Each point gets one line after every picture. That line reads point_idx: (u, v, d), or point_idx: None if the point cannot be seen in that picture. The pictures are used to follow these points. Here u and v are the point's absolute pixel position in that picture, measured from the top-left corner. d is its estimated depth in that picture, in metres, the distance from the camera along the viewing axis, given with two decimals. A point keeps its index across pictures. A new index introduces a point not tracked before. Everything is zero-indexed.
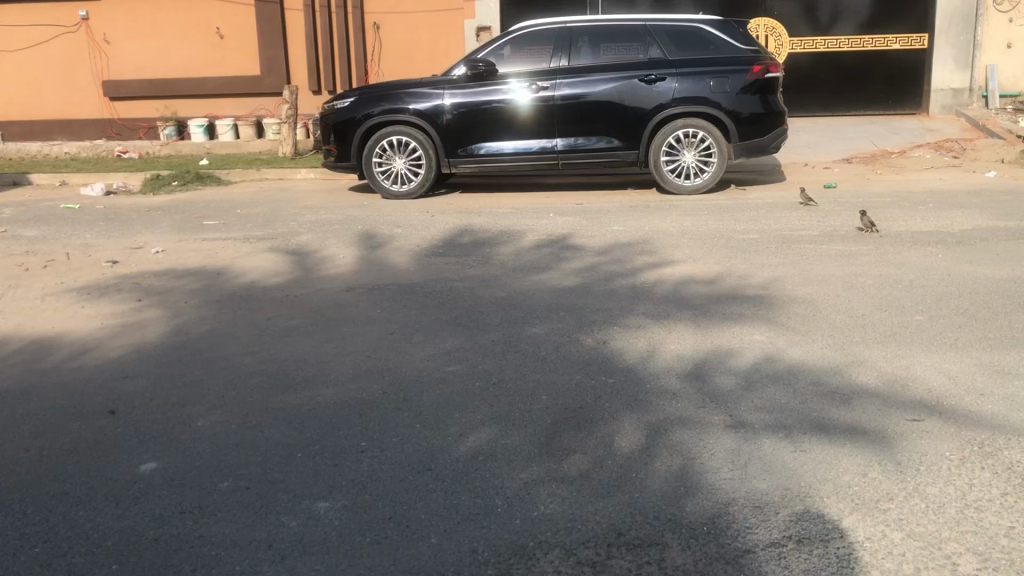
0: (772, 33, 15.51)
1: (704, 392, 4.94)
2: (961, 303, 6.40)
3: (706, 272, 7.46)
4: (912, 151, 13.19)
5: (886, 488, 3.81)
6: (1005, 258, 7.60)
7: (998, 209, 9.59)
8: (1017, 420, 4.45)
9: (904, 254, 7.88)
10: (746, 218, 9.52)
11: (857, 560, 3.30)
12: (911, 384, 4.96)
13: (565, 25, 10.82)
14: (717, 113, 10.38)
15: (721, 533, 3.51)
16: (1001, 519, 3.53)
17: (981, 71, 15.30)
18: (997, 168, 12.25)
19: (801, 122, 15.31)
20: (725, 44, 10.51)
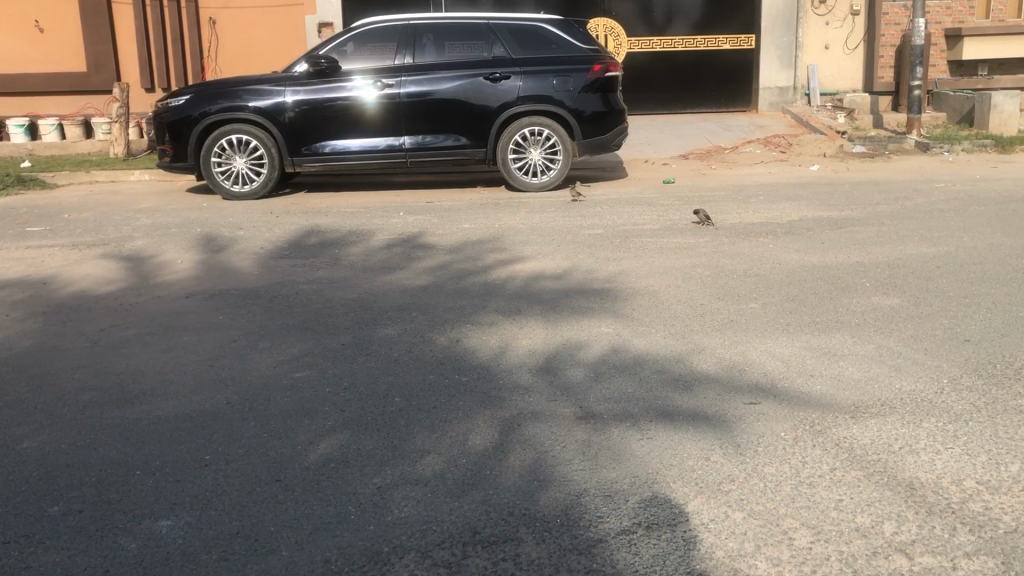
0: (611, 32, 15.91)
1: (555, 385, 5.02)
2: (790, 290, 6.78)
3: (554, 267, 7.59)
4: (743, 146, 13.87)
5: (728, 470, 3.98)
6: (827, 246, 8.12)
7: (821, 200, 10.21)
8: (843, 398, 4.75)
9: (739, 245, 8.28)
10: (591, 213, 9.75)
11: (702, 542, 3.43)
12: (747, 368, 5.21)
13: (408, 23, 10.74)
14: (561, 112, 10.57)
15: (574, 524, 3.57)
16: (831, 493, 3.75)
17: (803, 70, 16.31)
18: (820, 162, 13.06)
19: (640, 120, 15.81)
20: (566, 43, 10.72)
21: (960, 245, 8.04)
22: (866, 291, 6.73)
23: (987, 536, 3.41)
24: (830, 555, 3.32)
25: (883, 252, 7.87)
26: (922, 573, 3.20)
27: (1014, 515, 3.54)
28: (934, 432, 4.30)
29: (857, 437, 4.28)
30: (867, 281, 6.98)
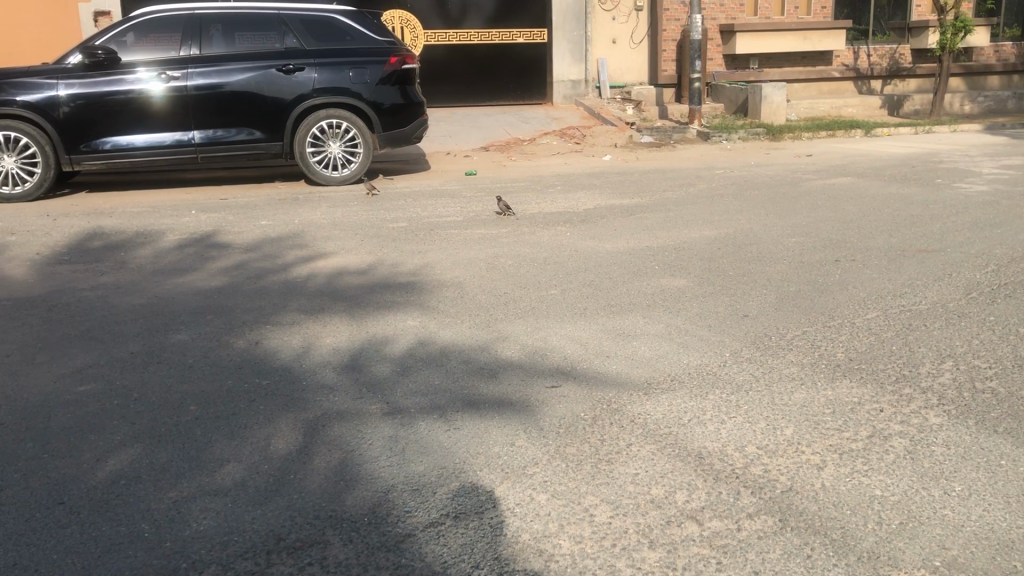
0: (407, 25, 15.87)
1: (361, 382, 4.95)
2: (587, 276, 7.03)
3: (357, 262, 7.49)
4: (540, 138, 14.24)
5: (532, 454, 4.08)
6: (621, 233, 8.47)
7: (615, 189, 10.66)
8: (638, 376, 4.98)
9: (538, 233, 8.49)
10: (394, 206, 9.69)
11: (508, 527, 3.49)
12: (549, 353, 5.36)
13: (192, 12, 10.24)
14: (358, 104, 10.43)
15: (381, 521, 3.54)
16: (628, 468, 3.93)
17: (593, 65, 16.91)
18: (612, 152, 13.63)
19: (440, 112, 15.88)
20: (360, 35, 10.58)
21: (738, 227, 8.62)
22: (656, 273, 7.08)
23: (767, 496, 3.68)
24: (629, 527, 3.48)
25: (671, 236, 8.32)
26: (712, 536, 3.41)
27: (790, 475, 3.84)
28: (719, 403, 4.60)
29: (651, 413, 4.50)
30: (656, 264, 7.35)
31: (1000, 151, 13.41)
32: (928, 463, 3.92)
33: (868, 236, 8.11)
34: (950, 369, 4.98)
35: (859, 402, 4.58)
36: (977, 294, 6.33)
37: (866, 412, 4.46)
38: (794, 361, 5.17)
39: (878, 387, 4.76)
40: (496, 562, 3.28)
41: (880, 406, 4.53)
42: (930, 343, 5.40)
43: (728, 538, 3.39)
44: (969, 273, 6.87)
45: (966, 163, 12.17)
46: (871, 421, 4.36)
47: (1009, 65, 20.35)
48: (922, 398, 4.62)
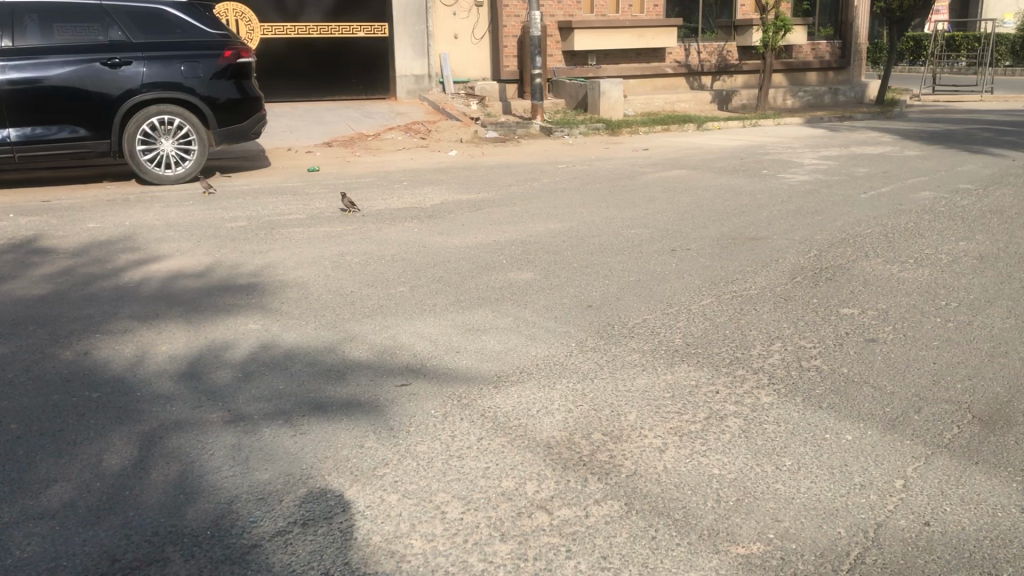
0: (242, 17, 15.32)
1: (200, 390, 4.75)
2: (435, 272, 7.01)
3: (195, 264, 7.18)
4: (385, 133, 14.10)
5: (381, 454, 4.03)
6: (468, 227, 8.49)
7: (460, 184, 10.69)
8: (487, 370, 5.02)
9: (384, 230, 8.39)
10: (233, 205, 9.36)
11: (358, 530, 3.44)
12: (397, 351, 5.32)
13: (2, 0, 9.49)
14: (192, 99, 10.00)
15: (225, 533, 3.42)
16: (478, 462, 3.95)
17: (435, 59, 16.94)
18: (458, 147, 13.65)
19: (279, 107, 15.44)
20: (191, 28, 10.15)
21: (581, 219, 8.82)
22: (502, 267, 7.14)
23: (613, 481, 3.78)
24: (480, 522, 3.50)
25: (518, 230, 8.41)
26: (561, 525, 3.47)
27: (634, 459, 3.96)
28: (566, 392, 4.69)
29: (500, 406, 4.54)
30: (503, 258, 7.41)
31: (819, 143, 14.31)
32: (761, 440, 4.13)
33: (702, 226, 8.47)
34: (779, 350, 5.27)
35: (697, 385, 4.78)
36: (802, 278, 6.72)
37: (704, 394, 4.66)
38: (636, 348, 5.33)
39: (714, 369, 4.99)
40: (346, 566, 3.22)
41: (716, 388, 4.74)
42: (760, 326, 5.70)
43: (577, 525, 3.46)
44: (793, 258, 7.29)
45: (790, 155, 12.92)
46: (709, 402, 4.56)
47: (825, 63, 21.71)
48: (754, 378, 4.86)
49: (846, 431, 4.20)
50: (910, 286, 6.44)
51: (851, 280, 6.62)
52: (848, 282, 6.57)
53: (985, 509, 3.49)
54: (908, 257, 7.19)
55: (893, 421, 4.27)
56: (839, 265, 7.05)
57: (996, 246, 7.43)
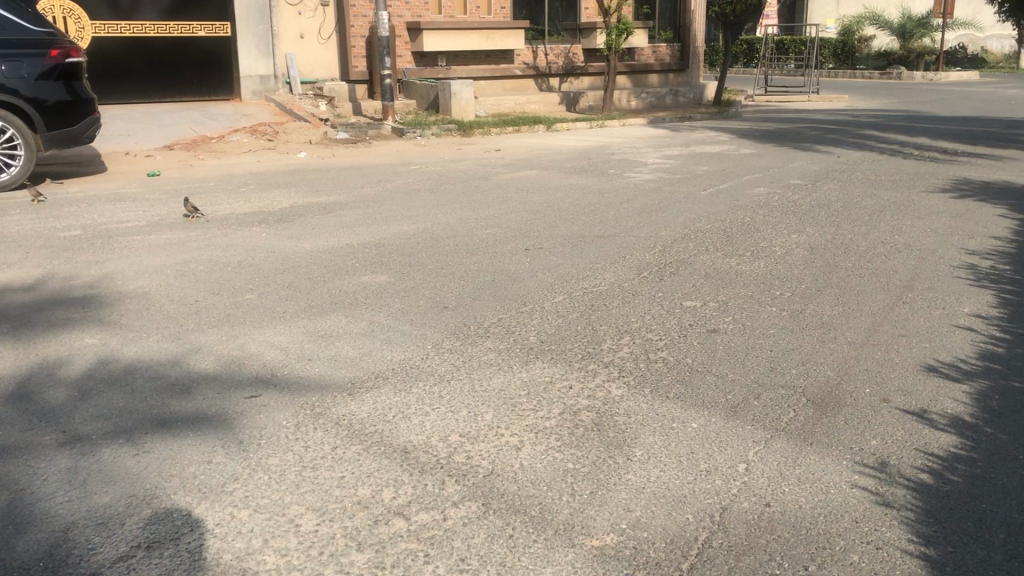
0: (71, 14, 14.47)
1: (31, 412, 4.44)
2: (285, 278, 6.84)
3: (23, 277, 6.73)
4: (229, 135, 13.64)
5: (231, 469, 3.89)
6: (319, 231, 8.33)
7: (310, 186, 10.46)
8: (341, 377, 4.93)
9: (230, 235, 8.12)
10: (66, 213, 8.83)
11: (208, 550, 3.31)
12: (246, 361, 5.15)
13: None
14: (16, 101, 9.37)
15: (61, 564, 3.21)
16: (333, 472, 3.87)
17: (282, 59, 16.50)
18: (307, 148, 13.36)
19: (115, 109, 14.68)
20: (13, 24, 9.50)
21: (434, 220, 8.81)
22: (355, 271, 7.05)
23: (470, 482, 3.79)
24: (336, 532, 3.43)
25: (370, 232, 8.32)
26: (419, 530, 3.45)
27: (490, 459, 3.99)
28: (422, 395, 4.67)
29: (355, 413, 4.47)
30: (355, 261, 7.31)
31: (662, 142, 14.84)
32: (613, 432, 4.25)
33: (553, 225, 8.62)
34: (628, 343, 5.43)
35: (551, 381, 4.86)
36: (648, 274, 6.95)
37: (558, 390, 4.75)
38: (491, 348, 5.37)
39: (567, 365, 5.08)
40: None
41: (569, 383, 4.83)
42: (610, 321, 5.86)
43: (435, 529, 3.45)
44: (640, 254, 7.53)
45: (635, 154, 13.34)
46: (562, 398, 4.64)
47: (665, 65, 22.52)
48: (605, 371, 4.99)
49: (693, 419, 4.37)
50: (748, 277, 6.77)
51: (694, 274, 6.90)
52: (691, 276, 6.85)
53: (820, 486, 3.71)
54: (746, 250, 7.56)
55: (735, 407, 4.48)
56: (683, 259, 7.34)
57: (823, 238, 7.92)
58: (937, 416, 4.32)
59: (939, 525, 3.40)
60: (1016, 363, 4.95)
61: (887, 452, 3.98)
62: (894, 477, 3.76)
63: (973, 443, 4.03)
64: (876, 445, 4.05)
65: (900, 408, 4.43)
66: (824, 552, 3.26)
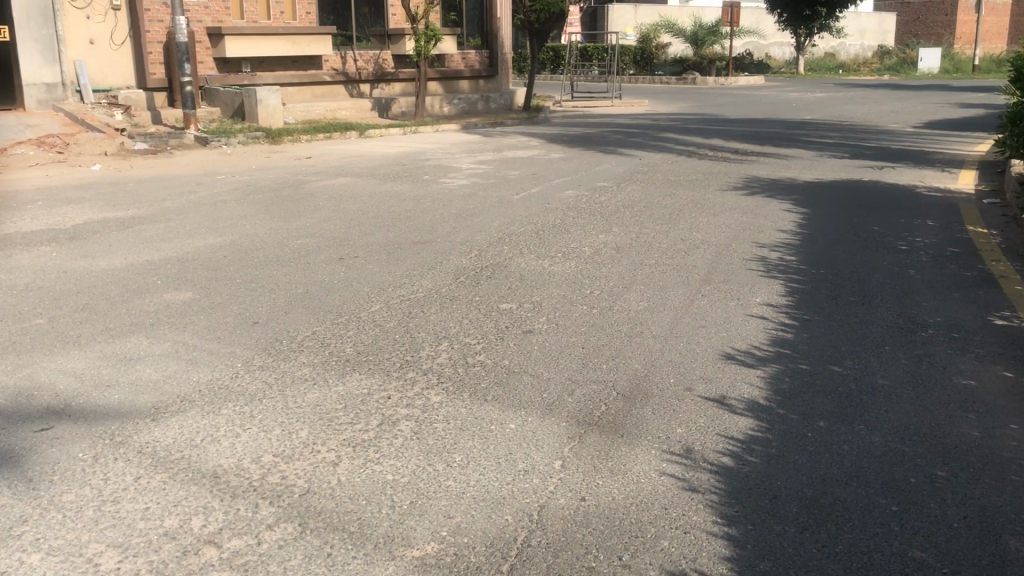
0: None
1: None
2: (79, 299, 6.39)
3: None
4: (12, 147, 12.61)
5: (18, 511, 3.59)
6: (117, 247, 7.84)
7: (106, 201, 9.84)
8: (144, 402, 4.65)
9: (16, 256, 7.50)
10: None
11: None
12: (36, 392, 4.77)
13: None
14: None
15: None
16: (136, 504, 3.65)
17: (70, 66, 15.41)
18: (101, 160, 12.57)
19: None
20: None
21: (243, 232, 8.49)
22: (158, 288, 6.68)
23: (285, 503, 3.67)
24: (140, 568, 3.23)
25: (173, 247, 7.92)
26: (231, 557, 3.30)
27: (306, 476, 3.88)
28: (233, 416, 4.48)
29: (160, 439, 4.23)
30: (158, 278, 6.94)
31: (475, 148, 15.00)
32: (431, 440, 4.23)
33: (367, 233, 8.52)
34: (446, 349, 5.44)
35: (369, 392, 4.78)
36: (465, 278, 7.00)
37: (376, 401, 4.68)
38: (305, 362, 5.23)
39: (384, 375, 5.03)
40: None
41: (387, 393, 4.78)
42: (427, 327, 5.84)
43: (249, 555, 3.31)
44: (456, 259, 7.57)
45: (448, 160, 13.40)
46: (380, 408, 4.59)
47: (475, 71, 22.78)
48: (424, 379, 4.98)
49: (510, 420, 4.42)
50: (560, 278, 6.94)
51: (509, 277, 7.00)
52: (506, 279, 6.95)
53: (632, 477, 3.84)
54: (558, 251, 7.75)
55: (551, 406, 4.58)
56: (498, 263, 7.44)
57: (630, 237, 8.24)
58: (736, 401, 4.58)
59: (739, 504, 3.60)
60: (804, 346, 5.34)
61: (691, 439, 4.18)
62: (699, 463, 3.95)
63: (768, 424, 4.31)
64: (682, 433, 4.25)
65: (703, 395, 4.67)
66: (636, 541, 3.38)
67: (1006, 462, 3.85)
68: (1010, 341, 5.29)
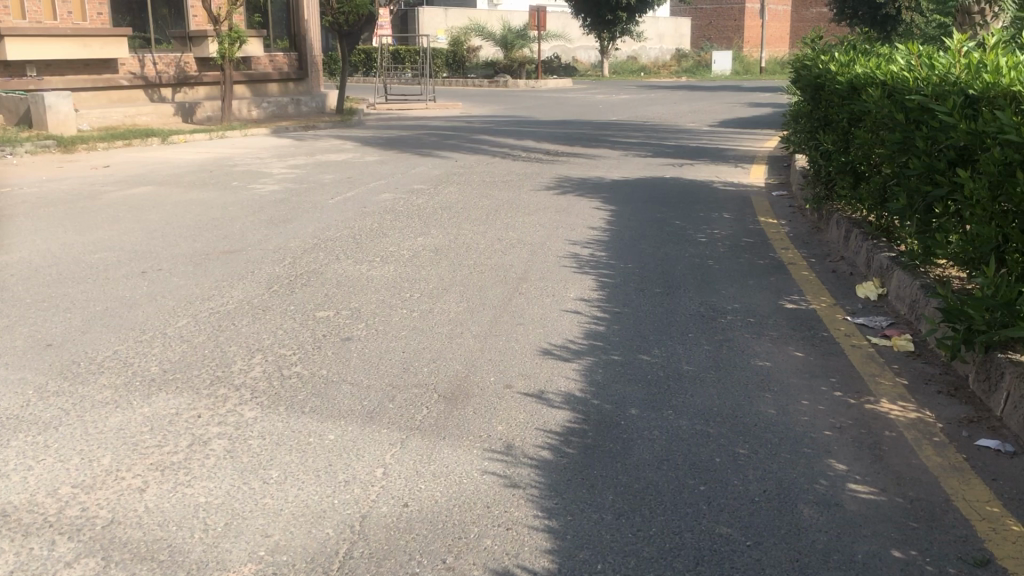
0: None
1: None
2: None
3: None
4: None
5: None
6: None
7: None
8: None
9: None
10: None
11: None
12: None
13: None
14: None
15: None
16: None
17: None
18: None
19: None
20: None
21: (32, 248, 7.87)
22: None
23: (86, 536, 3.43)
24: None
25: None
26: None
27: (110, 507, 3.64)
28: (25, 448, 4.14)
29: None
30: None
31: (286, 153, 14.60)
32: (246, 457, 4.07)
33: (173, 244, 8.11)
34: (260, 362, 5.26)
35: (177, 412, 4.54)
36: (279, 287, 6.79)
37: (185, 421, 4.46)
38: (106, 384, 4.91)
39: (194, 393, 4.79)
40: None
41: (197, 412, 4.55)
42: (240, 340, 5.62)
43: None
44: (269, 268, 7.33)
45: (258, 166, 12.98)
46: (190, 428, 4.37)
47: (284, 74, 22.16)
48: (237, 395, 4.78)
49: (329, 431, 4.33)
50: (378, 283, 6.87)
51: (326, 284, 6.85)
52: (322, 286, 6.79)
53: (453, 479, 3.85)
54: (375, 256, 7.66)
55: (370, 413, 4.52)
56: (313, 270, 7.26)
57: (447, 239, 8.27)
58: (553, 395, 4.69)
59: (558, 496, 3.68)
60: (616, 337, 5.54)
61: (511, 435, 4.24)
62: (519, 459, 4.01)
63: (583, 416, 4.43)
64: (502, 430, 4.30)
65: (521, 392, 4.74)
66: (459, 542, 3.38)
67: (799, 435, 4.14)
68: (800, 322, 5.70)
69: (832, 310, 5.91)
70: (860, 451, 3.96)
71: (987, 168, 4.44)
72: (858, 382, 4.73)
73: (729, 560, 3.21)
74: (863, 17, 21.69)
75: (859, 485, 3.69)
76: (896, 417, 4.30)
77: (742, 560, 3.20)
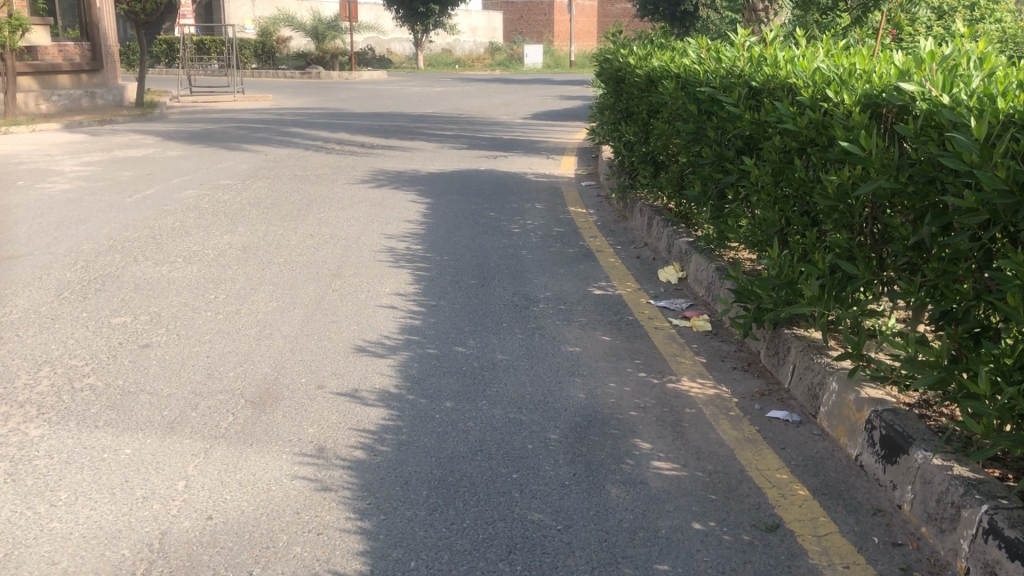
0: None
1: None
2: None
3: None
4: None
5: None
6: None
7: None
8: None
9: None
10: None
11: None
12: None
13: None
14: None
15: None
16: None
17: None
18: None
19: None
20: None
21: None
22: None
23: None
24: None
25: None
26: None
27: None
28: None
29: None
30: None
31: (79, 148, 13.63)
32: (30, 480, 3.75)
33: None
34: (47, 375, 4.86)
35: None
36: (70, 293, 6.31)
37: None
38: None
39: None
40: None
41: None
42: (23, 353, 5.18)
43: None
44: (58, 273, 6.80)
45: (47, 163, 12.03)
46: None
47: (75, 65, 20.42)
48: (20, 412, 4.40)
49: (125, 445, 4.05)
50: (181, 284, 6.53)
51: (122, 288, 6.43)
52: (118, 290, 6.36)
53: (261, 486, 3.70)
54: (177, 257, 7.27)
55: (171, 423, 4.27)
56: (108, 273, 6.80)
57: (255, 236, 7.96)
58: (367, 394, 4.60)
59: (371, 495, 3.62)
60: (429, 331, 5.51)
61: (323, 437, 4.12)
62: (330, 460, 3.91)
63: (397, 412, 4.38)
64: (313, 432, 4.18)
65: (334, 392, 4.63)
66: (267, 552, 3.25)
67: (607, 417, 4.26)
68: (607, 308, 5.88)
69: (636, 294, 6.14)
70: (663, 429, 4.13)
71: (769, 155, 4.74)
72: (660, 362, 4.93)
73: (540, 546, 3.25)
74: (664, 13, 22.64)
75: (662, 462, 3.84)
76: (694, 394, 4.50)
77: (552, 545, 3.25)
